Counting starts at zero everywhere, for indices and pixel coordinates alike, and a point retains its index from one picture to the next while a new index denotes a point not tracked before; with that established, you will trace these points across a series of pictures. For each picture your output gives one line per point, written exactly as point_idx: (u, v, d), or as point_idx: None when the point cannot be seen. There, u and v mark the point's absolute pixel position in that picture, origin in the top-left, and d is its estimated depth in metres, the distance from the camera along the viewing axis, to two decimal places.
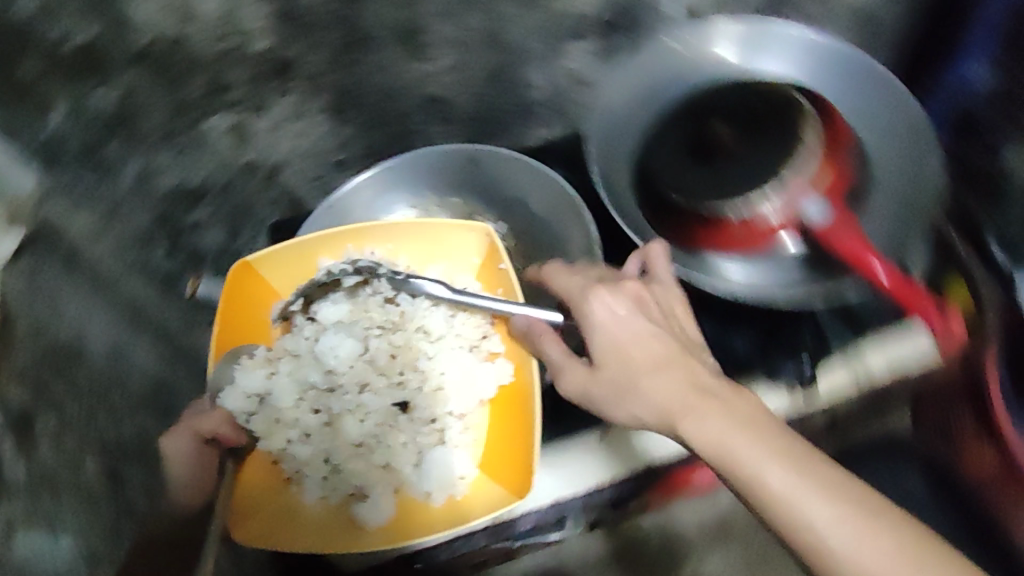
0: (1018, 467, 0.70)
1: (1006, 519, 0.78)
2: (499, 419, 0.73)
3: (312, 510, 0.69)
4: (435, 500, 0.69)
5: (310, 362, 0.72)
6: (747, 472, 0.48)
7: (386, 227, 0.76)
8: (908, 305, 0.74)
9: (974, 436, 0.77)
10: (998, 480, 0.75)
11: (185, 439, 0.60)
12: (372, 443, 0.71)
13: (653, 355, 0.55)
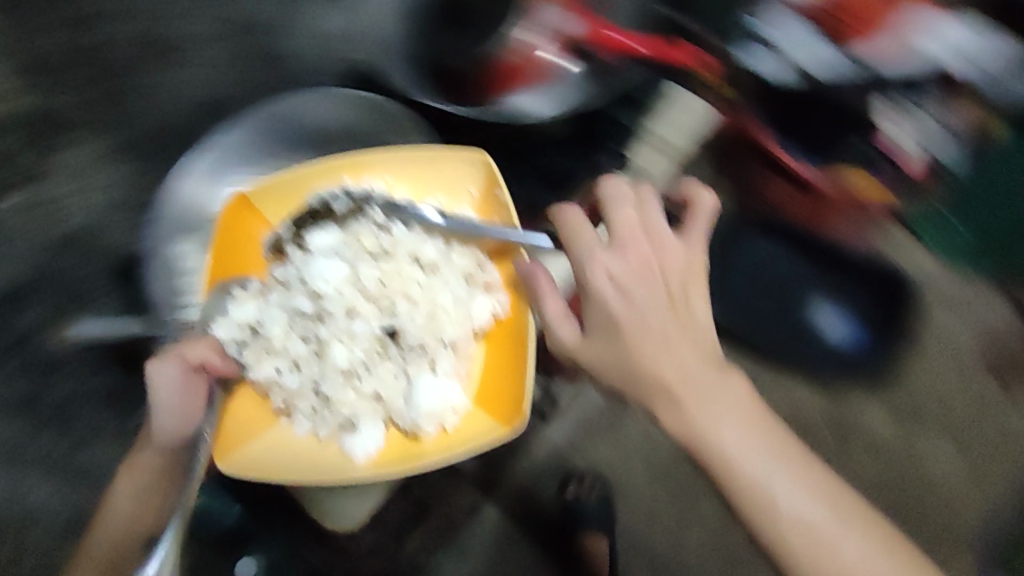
0: (815, 186, 1.04)
1: (812, 227, 1.11)
2: (494, 351, 0.77)
3: (299, 443, 0.71)
4: (425, 430, 0.72)
5: (295, 291, 0.74)
6: (735, 465, 0.59)
7: (386, 158, 0.78)
8: (672, 60, 0.91)
9: (771, 178, 1.08)
10: (802, 202, 1.08)
11: (172, 366, 0.65)
12: (357, 371, 0.73)
13: (654, 331, 0.63)
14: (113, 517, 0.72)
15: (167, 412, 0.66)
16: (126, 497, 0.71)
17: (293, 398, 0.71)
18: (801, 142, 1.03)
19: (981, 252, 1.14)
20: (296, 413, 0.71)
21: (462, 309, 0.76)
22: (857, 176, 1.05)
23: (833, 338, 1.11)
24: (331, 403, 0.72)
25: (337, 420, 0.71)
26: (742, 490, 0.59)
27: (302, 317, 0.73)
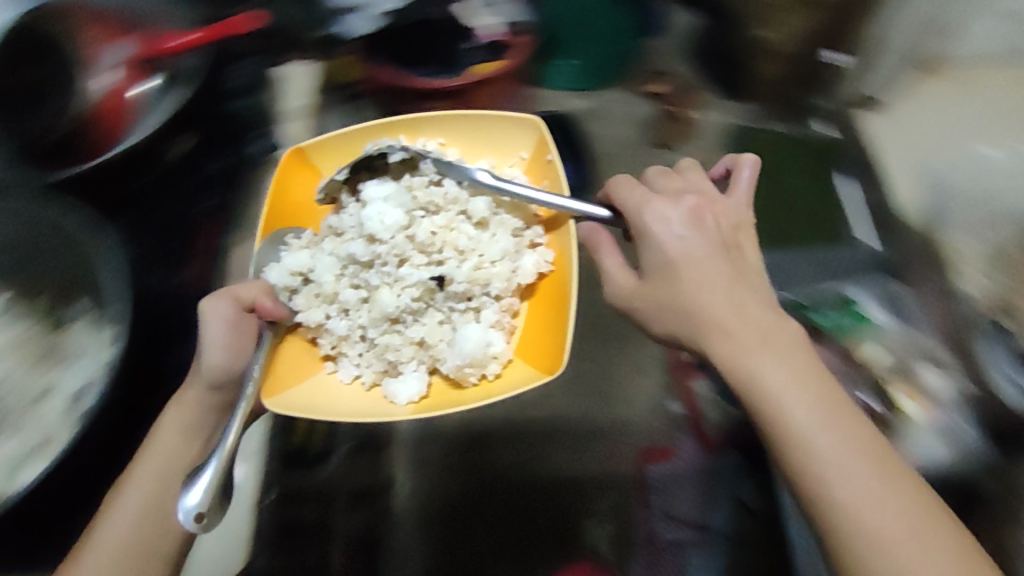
0: (455, 88, 1.18)
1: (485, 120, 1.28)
2: (537, 309, 0.90)
3: (342, 386, 0.87)
4: (466, 381, 0.85)
5: (354, 243, 0.87)
6: (766, 393, 0.69)
7: (442, 121, 0.95)
8: (225, 33, 1.06)
9: (428, 104, 1.20)
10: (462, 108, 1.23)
11: (223, 304, 0.85)
12: (400, 316, 0.86)
13: (704, 277, 0.74)
14: (120, 507, 0.84)
15: (215, 348, 0.84)
16: (139, 483, 0.85)
17: (353, 336, 0.86)
18: (424, 65, 1.19)
19: (595, 67, 1.40)
20: (343, 356, 0.87)
21: (500, 258, 0.87)
22: (475, 66, 1.19)
23: None
24: (378, 349, 0.86)
25: (382, 364, 0.86)
26: (779, 421, 0.68)
27: (359, 269, 0.87)
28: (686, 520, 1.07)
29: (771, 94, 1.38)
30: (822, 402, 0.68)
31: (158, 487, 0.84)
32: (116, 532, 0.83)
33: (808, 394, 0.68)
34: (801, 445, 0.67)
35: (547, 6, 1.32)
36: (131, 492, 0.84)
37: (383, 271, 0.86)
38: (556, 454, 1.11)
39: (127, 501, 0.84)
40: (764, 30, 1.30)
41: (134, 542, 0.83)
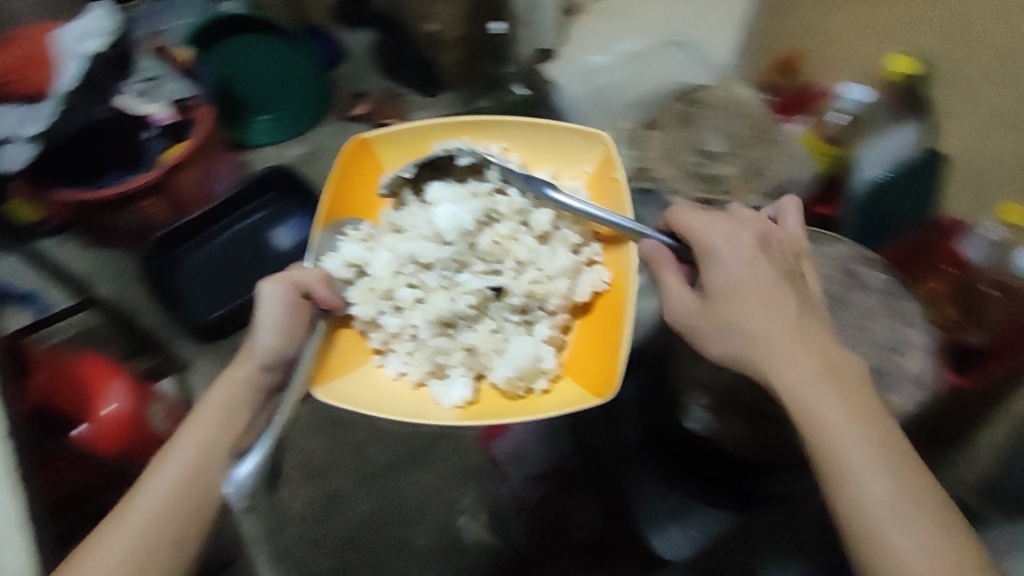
0: (153, 182, 1.13)
1: (195, 203, 1.26)
2: (590, 329, 0.76)
3: (390, 382, 0.75)
4: (512, 387, 0.73)
5: (422, 242, 0.76)
6: (832, 437, 0.57)
7: (514, 133, 0.83)
8: None
9: (134, 207, 1.16)
10: (168, 200, 1.19)
11: (278, 285, 0.70)
12: (454, 327, 0.75)
13: (769, 313, 0.63)
14: (146, 493, 0.64)
15: (269, 329, 0.69)
16: (177, 461, 0.65)
17: (406, 343, 0.74)
18: (113, 170, 1.16)
19: (291, 117, 1.42)
20: (393, 352, 0.75)
21: (560, 270, 0.75)
22: (166, 152, 1.16)
23: (280, 246, 1.28)
24: (429, 350, 0.74)
25: (428, 364, 0.74)
26: (841, 476, 0.56)
27: (418, 270, 0.75)
28: (539, 473, 1.09)
29: (466, 79, 1.47)
30: (896, 476, 0.56)
31: (193, 470, 0.65)
32: (134, 525, 0.62)
33: (879, 465, 0.56)
34: (868, 517, 0.55)
35: (225, 66, 1.37)
36: (162, 471, 0.65)
37: (438, 272, 0.76)
38: (449, 490, 1.09)
39: (160, 479, 0.64)
40: (430, 21, 1.41)
41: (153, 538, 0.62)
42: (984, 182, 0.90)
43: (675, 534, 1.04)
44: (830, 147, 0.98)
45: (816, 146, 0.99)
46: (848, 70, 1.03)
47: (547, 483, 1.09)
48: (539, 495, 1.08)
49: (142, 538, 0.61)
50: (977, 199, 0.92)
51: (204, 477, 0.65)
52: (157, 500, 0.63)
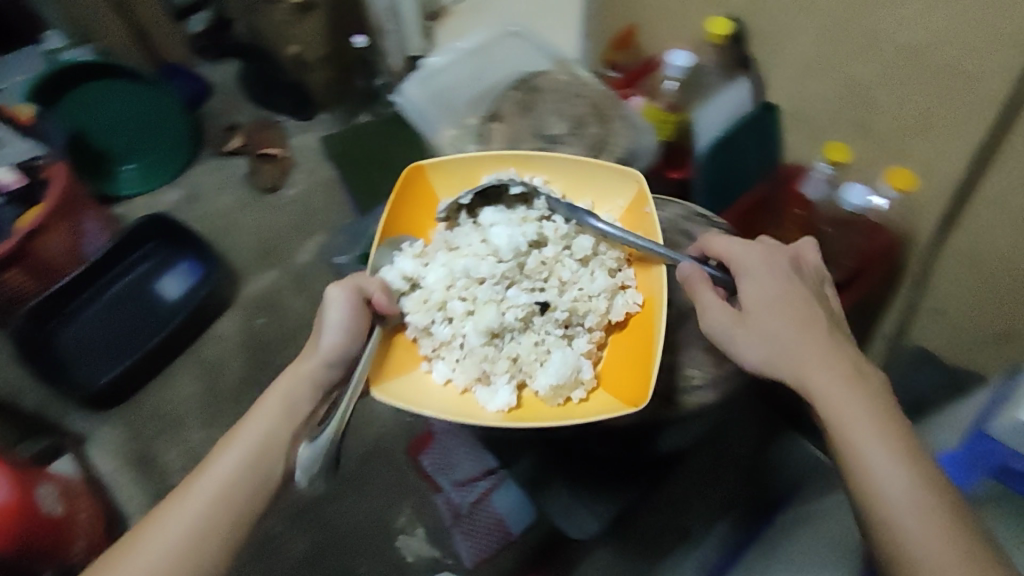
0: (14, 254, 1.07)
1: (65, 267, 1.19)
2: (621, 345, 0.68)
3: (436, 389, 0.67)
4: (553, 399, 0.65)
5: (475, 258, 0.68)
6: (867, 467, 0.49)
7: (562, 168, 0.71)
8: None
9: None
10: (34, 269, 1.12)
11: (343, 289, 0.64)
12: (502, 338, 0.67)
13: (816, 340, 0.55)
14: (200, 483, 0.56)
15: (331, 327, 0.64)
16: (236, 450, 0.58)
17: (457, 348, 0.67)
18: None
19: (156, 165, 1.38)
20: (441, 357, 0.67)
21: (598, 296, 0.68)
22: (22, 220, 1.09)
23: (169, 295, 1.23)
24: (474, 355, 0.66)
25: (477, 369, 0.66)
26: (878, 503, 0.48)
27: (473, 286, 0.68)
28: (470, 478, 1.02)
29: (340, 97, 1.45)
30: (942, 513, 0.46)
31: (253, 464, 0.58)
32: (182, 516, 0.54)
33: (925, 502, 0.47)
34: (914, 544, 0.46)
35: (81, 116, 1.30)
36: (221, 461, 0.58)
37: (489, 288, 0.68)
38: (384, 513, 1.07)
39: (218, 470, 0.57)
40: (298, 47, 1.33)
41: (193, 538, 0.54)
42: (816, 121, 0.72)
43: (583, 518, 0.84)
44: (669, 113, 0.75)
45: (652, 114, 0.74)
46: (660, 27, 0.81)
47: (482, 485, 1.01)
48: (474, 500, 1.01)
49: (186, 534, 0.54)
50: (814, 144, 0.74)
51: (261, 469, 0.58)
52: (210, 492, 0.56)
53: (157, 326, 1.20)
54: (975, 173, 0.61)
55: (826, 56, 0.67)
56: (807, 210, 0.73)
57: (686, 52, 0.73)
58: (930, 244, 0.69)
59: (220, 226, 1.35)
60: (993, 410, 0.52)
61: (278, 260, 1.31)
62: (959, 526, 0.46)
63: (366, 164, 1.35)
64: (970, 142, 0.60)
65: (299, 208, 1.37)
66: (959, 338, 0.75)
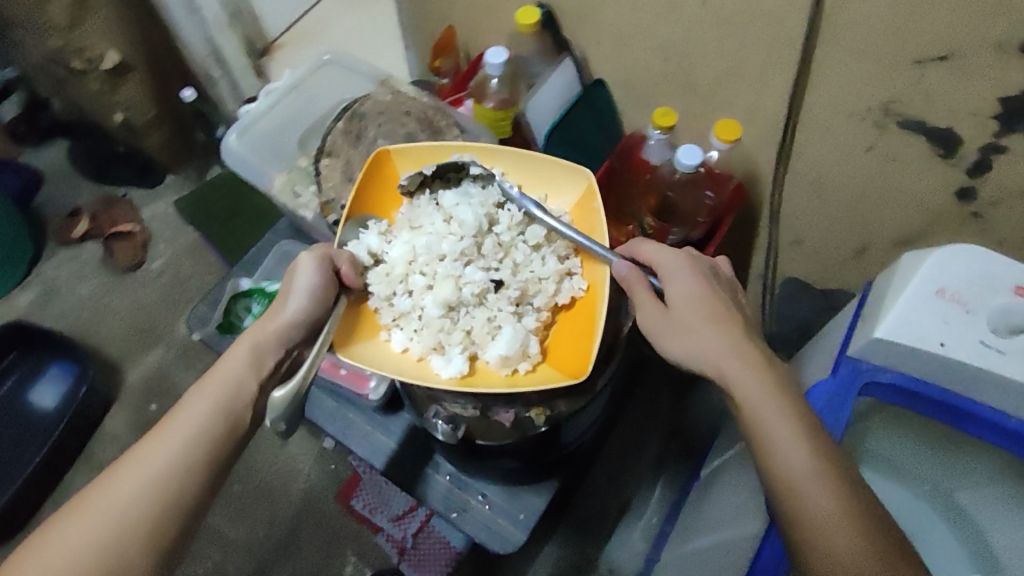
0: None
1: None
2: (567, 330, 0.55)
3: (385, 361, 0.54)
4: (502, 371, 0.53)
5: (434, 233, 0.57)
6: (775, 445, 0.43)
7: (521, 156, 0.59)
8: None
9: None
10: None
11: (313, 261, 0.52)
12: (459, 314, 0.55)
13: (729, 333, 0.47)
14: (157, 441, 0.45)
15: (297, 292, 0.51)
16: (199, 402, 0.47)
17: (415, 320, 0.55)
18: None
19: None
20: (399, 328, 0.55)
21: (548, 279, 0.56)
22: None
23: (46, 406, 1.12)
24: (423, 328, 0.54)
25: (433, 338, 0.54)
26: (788, 483, 0.42)
27: (434, 263, 0.56)
28: (407, 510, 1.01)
29: (185, 158, 1.35)
30: (844, 496, 0.41)
31: (219, 423, 0.47)
32: (134, 485, 0.43)
33: (828, 484, 0.42)
34: (818, 529, 0.41)
35: None
36: (183, 415, 0.47)
37: (449, 265, 0.56)
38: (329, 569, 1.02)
39: (179, 426, 0.46)
40: (125, 112, 1.19)
41: (145, 517, 0.43)
42: (644, 87, 0.73)
43: (513, 521, 0.64)
44: (502, 111, 0.72)
45: (487, 117, 0.71)
46: (480, 24, 0.78)
47: (421, 513, 1.00)
48: (416, 531, 0.99)
49: (137, 511, 0.43)
50: (649, 108, 0.75)
51: (227, 427, 0.47)
52: (170, 454, 0.45)
53: (37, 444, 1.09)
54: (796, 106, 0.63)
55: (636, 21, 0.66)
56: (651, 176, 0.73)
57: (500, 49, 0.69)
58: (773, 181, 0.73)
59: (86, 320, 1.25)
60: (848, 337, 0.54)
61: (157, 340, 1.22)
62: (862, 517, 0.41)
63: (227, 220, 1.26)
64: (787, 77, 0.62)
65: (168, 280, 1.28)
66: (825, 260, 0.79)
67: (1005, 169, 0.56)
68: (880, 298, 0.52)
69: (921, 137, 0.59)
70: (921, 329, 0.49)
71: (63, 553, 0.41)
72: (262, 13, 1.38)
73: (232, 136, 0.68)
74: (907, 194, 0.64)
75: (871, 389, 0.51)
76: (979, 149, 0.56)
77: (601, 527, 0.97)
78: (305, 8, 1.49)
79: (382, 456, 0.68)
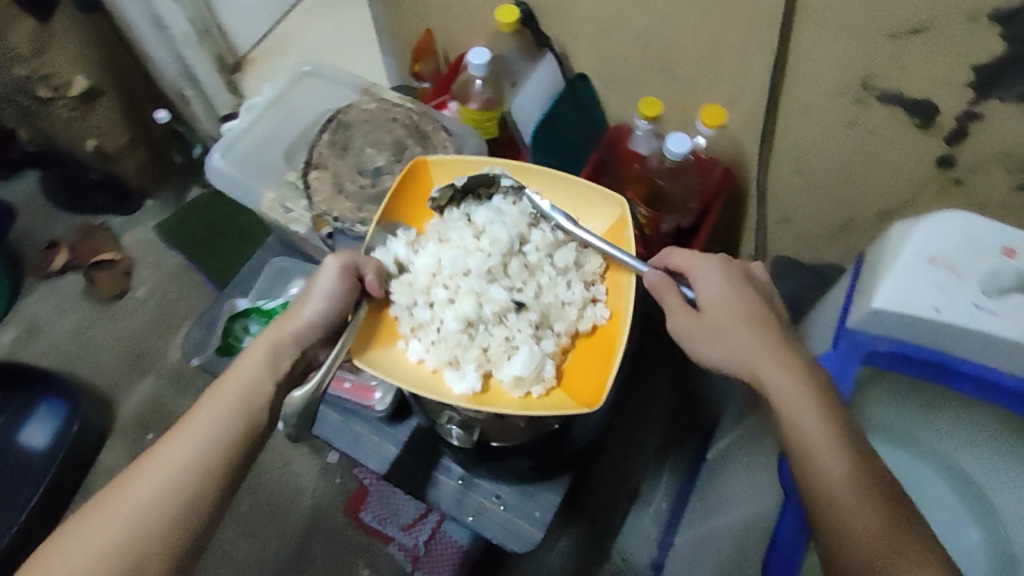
0: None
1: None
2: (585, 358, 0.54)
3: (402, 368, 0.54)
4: (513, 393, 0.52)
5: (461, 248, 0.57)
6: (796, 412, 0.45)
7: (558, 177, 0.58)
8: None
9: None
10: None
11: (341, 263, 0.52)
12: (478, 331, 0.55)
13: (754, 325, 0.49)
14: (175, 443, 0.45)
15: (321, 296, 0.51)
16: (217, 403, 0.47)
17: (433, 332, 0.55)
18: None
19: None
20: (416, 338, 0.55)
21: (572, 304, 0.55)
22: None
23: (38, 446, 1.08)
24: (444, 343, 0.54)
25: (448, 353, 0.53)
26: (809, 455, 0.43)
27: (459, 277, 0.56)
28: (417, 518, 1.00)
29: (161, 179, 1.34)
30: (856, 458, 0.43)
31: (238, 423, 0.47)
32: (154, 483, 0.43)
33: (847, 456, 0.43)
34: (835, 487, 0.42)
35: None
36: (201, 416, 0.46)
37: (473, 280, 0.56)
38: None
39: (197, 426, 0.46)
40: (99, 138, 1.17)
41: (163, 520, 0.43)
42: (625, 79, 0.73)
43: (528, 521, 0.64)
44: (486, 111, 0.72)
45: (471, 117, 0.71)
46: (457, 28, 0.79)
47: (432, 520, 1.00)
48: (428, 538, 0.99)
49: (155, 513, 0.43)
50: (631, 99, 0.75)
51: (244, 429, 0.47)
52: (188, 455, 0.45)
53: (31, 483, 1.06)
54: (778, 86, 0.64)
55: (613, 13, 0.66)
56: (640, 168, 0.75)
57: (481, 49, 0.69)
58: (758, 163, 0.73)
59: (73, 353, 1.22)
60: (847, 309, 0.54)
61: (148, 368, 1.21)
62: (872, 475, 0.42)
63: (210, 240, 1.26)
64: (766, 60, 0.62)
65: (154, 307, 1.26)
66: (812, 238, 0.80)
67: (980, 135, 0.57)
68: (877, 269, 0.52)
69: (900, 109, 0.60)
70: (915, 297, 0.49)
71: (81, 555, 0.41)
72: (231, 29, 1.38)
73: (217, 155, 0.67)
74: (889, 167, 0.66)
75: (874, 358, 0.52)
76: (955, 117, 0.57)
77: (610, 520, 0.98)
78: (272, 23, 1.49)
79: (394, 468, 0.68)
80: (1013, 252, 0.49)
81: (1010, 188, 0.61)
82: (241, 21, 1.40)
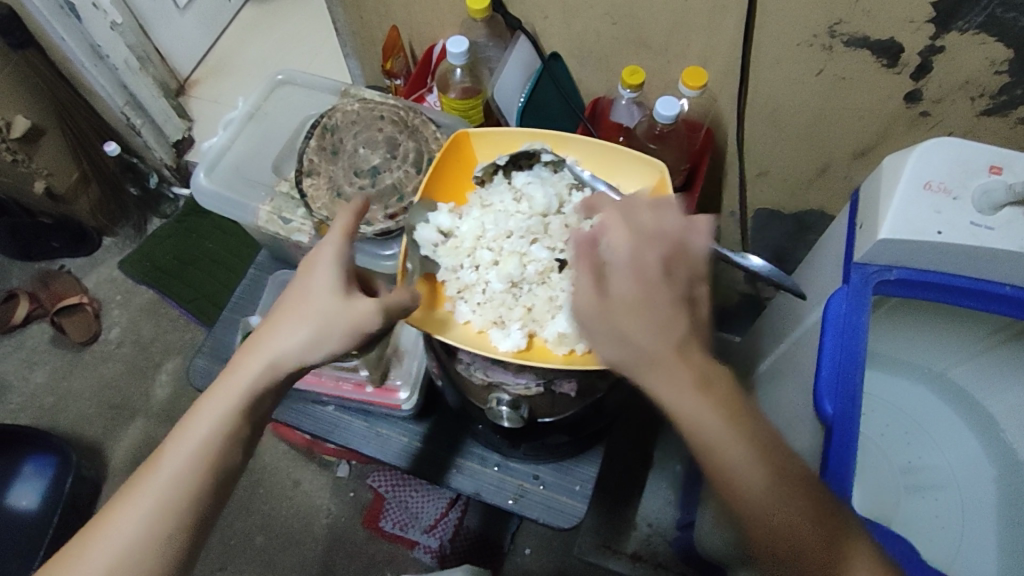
0: None
1: None
2: None
3: (454, 327, 0.55)
4: (560, 344, 0.52)
5: (504, 211, 0.58)
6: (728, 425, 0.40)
7: (598, 145, 0.58)
8: None
9: None
10: None
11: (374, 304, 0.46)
12: (523, 291, 0.56)
13: (663, 315, 0.40)
14: (132, 513, 0.43)
15: (336, 330, 0.46)
16: (193, 433, 0.45)
17: (479, 293, 0.55)
18: None
19: None
20: (463, 300, 0.56)
21: None
22: None
23: (27, 506, 1.03)
24: (495, 300, 0.55)
25: (494, 311, 0.54)
26: (733, 476, 0.40)
27: (502, 239, 0.57)
28: (438, 517, 1.01)
29: (119, 216, 1.27)
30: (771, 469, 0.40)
31: (194, 493, 0.44)
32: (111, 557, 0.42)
33: (768, 472, 0.40)
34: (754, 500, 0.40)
35: None
36: (161, 481, 0.43)
37: (515, 242, 0.57)
38: None
39: (154, 489, 0.43)
40: (48, 180, 1.11)
41: (142, 566, 0.42)
42: (599, 52, 0.74)
43: (571, 496, 0.65)
44: (467, 100, 0.73)
45: (453, 107, 0.72)
46: (426, 20, 0.79)
47: (454, 516, 1.01)
48: (452, 535, 1.00)
49: (136, 557, 0.42)
50: (606, 72, 0.77)
51: (213, 478, 0.45)
52: (164, 497, 0.43)
53: (32, 543, 1.01)
54: (748, 45, 0.66)
55: None
56: (626, 139, 0.77)
57: (458, 37, 0.69)
58: (736, 120, 0.75)
59: (51, 406, 1.17)
60: (851, 245, 0.58)
61: (135, 411, 1.16)
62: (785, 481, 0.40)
63: (180, 270, 1.24)
64: (736, 19, 0.64)
65: (131, 348, 1.22)
66: (790, 186, 0.83)
67: (944, 68, 0.61)
68: (873, 201, 0.56)
69: (866, 51, 0.62)
70: (918, 222, 0.52)
71: None
72: (169, 53, 1.34)
73: (202, 175, 0.66)
74: (860, 108, 0.68)
75: (883, 287, 0.56)
76: (919, 52, 0.60)
77: (627, 489, 1.00)
78: (212, 42, 1.46)
79: (428, 464, 0.68)
80: (1000, 171, 0.51)
81: (976, 114, 0.64)
82: (179, 43, 1.36)
